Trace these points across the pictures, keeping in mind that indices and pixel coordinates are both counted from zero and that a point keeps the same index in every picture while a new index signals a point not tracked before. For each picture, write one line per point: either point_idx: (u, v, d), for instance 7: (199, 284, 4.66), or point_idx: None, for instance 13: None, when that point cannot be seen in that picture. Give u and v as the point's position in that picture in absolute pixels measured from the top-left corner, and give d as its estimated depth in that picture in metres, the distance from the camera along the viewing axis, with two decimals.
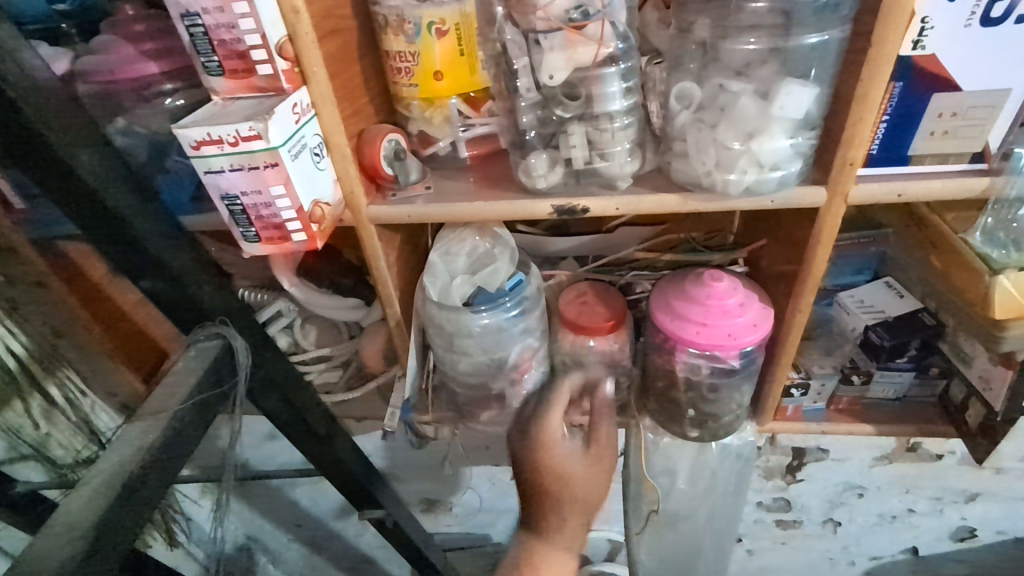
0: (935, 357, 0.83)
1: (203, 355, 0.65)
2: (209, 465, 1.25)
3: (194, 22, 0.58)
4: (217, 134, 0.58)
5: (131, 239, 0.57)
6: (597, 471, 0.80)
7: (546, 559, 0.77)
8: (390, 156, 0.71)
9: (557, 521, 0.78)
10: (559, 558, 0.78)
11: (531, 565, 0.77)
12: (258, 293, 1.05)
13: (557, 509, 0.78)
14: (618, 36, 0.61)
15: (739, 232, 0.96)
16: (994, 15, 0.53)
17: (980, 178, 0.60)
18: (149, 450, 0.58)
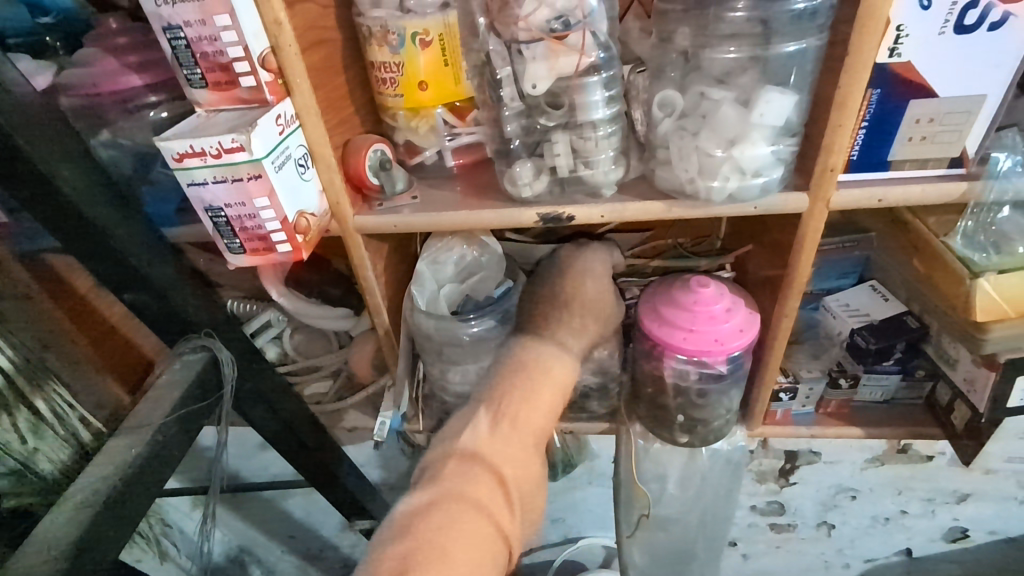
0: (921, 359, 0.84)
1: (188, 368, 0.65)
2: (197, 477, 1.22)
3: (176, 35, 0.58)
4: (200, 146, 0.57)
5: (114, 251, 0.57)
6: (610, 288, 0.85)
7: (536, 351, 0.76)
8: (376, 166, 0.72)
9: (555, 325, 0.80)
10: (548, 348, 0.77)
11: (538, 364, 0.75)
12: (245, 304, 1.03)
13: (562, 312, 0.81)
14: (599, 45, 0.61)
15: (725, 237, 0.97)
16: (967, 23, 0.53)
17: (957, 183, 0.61)
18: (131, 465, 0.57)
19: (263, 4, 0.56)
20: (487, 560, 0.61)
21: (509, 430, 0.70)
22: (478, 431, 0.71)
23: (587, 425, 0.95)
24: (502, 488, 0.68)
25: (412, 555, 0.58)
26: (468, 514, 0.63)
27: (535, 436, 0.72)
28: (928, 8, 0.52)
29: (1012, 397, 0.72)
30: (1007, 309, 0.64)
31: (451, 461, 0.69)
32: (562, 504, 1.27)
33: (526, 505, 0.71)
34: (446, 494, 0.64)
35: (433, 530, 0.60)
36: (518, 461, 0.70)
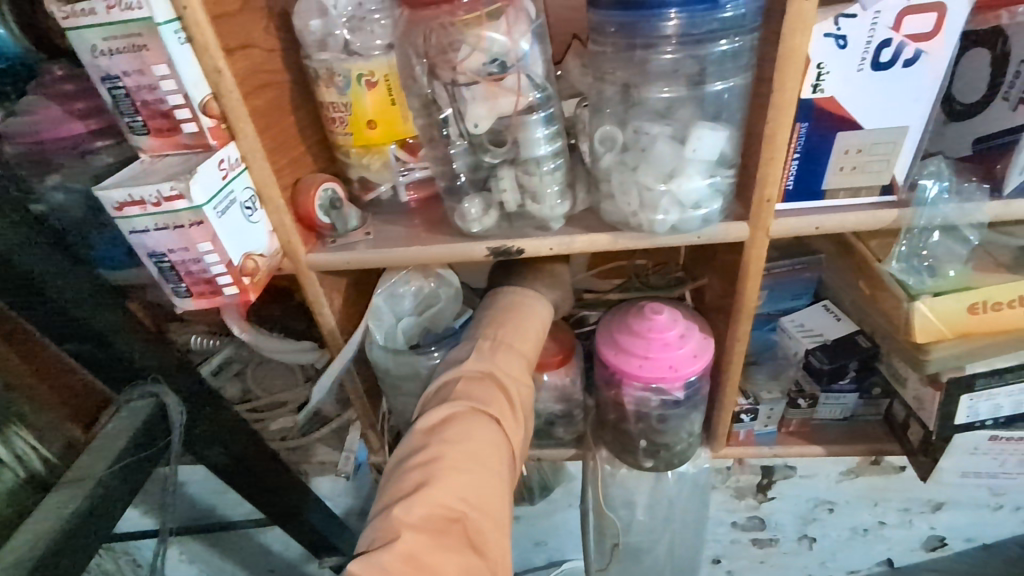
0: (876, 377, 0.85)
1: (134, 415, 0.64)
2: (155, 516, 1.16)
3: (115, 85, 0.59)
4: (140, 195, 0.58)
5: (50, 301, 0.58)
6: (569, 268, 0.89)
7: (518, 295, 0.79)
8: (326, 205, 0.72)
9: (529, 280, 0.83)
10: (528, 294, 0.80)
11: (521, 305, 0.77)
12: (207, 340, 1.00)
13: (532, 272, 0.84)
14: (536, 86, 0.63)
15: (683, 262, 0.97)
16: (883, 60, 0.56)
17: (889, 210, 0.63)
18: (69, 521, 0.56)
19: (201, 54, 0.56)
20: (506, 465, 0.59)
21: (507, 353, 0.70)
22: (480, 356, 0.69)
23: (553, 452, 0.95)
24: (511, 404, 0.65)
25: (438, 460, 0.55)
26: (484, 422, 0.60)
27: (528, 361, 0.72)
28: (844, 47, 0.55)
29: (960, 414, 0.73)
30: (945, 330, 0.66)
31: (461, 380, 0.66)
32: (541, 528, 1.26)
33: (529, 428, 0.69)
34: (463, 406, 0.61)
35: (454, 437, 0.57)
36: (520, 381, 0.68)
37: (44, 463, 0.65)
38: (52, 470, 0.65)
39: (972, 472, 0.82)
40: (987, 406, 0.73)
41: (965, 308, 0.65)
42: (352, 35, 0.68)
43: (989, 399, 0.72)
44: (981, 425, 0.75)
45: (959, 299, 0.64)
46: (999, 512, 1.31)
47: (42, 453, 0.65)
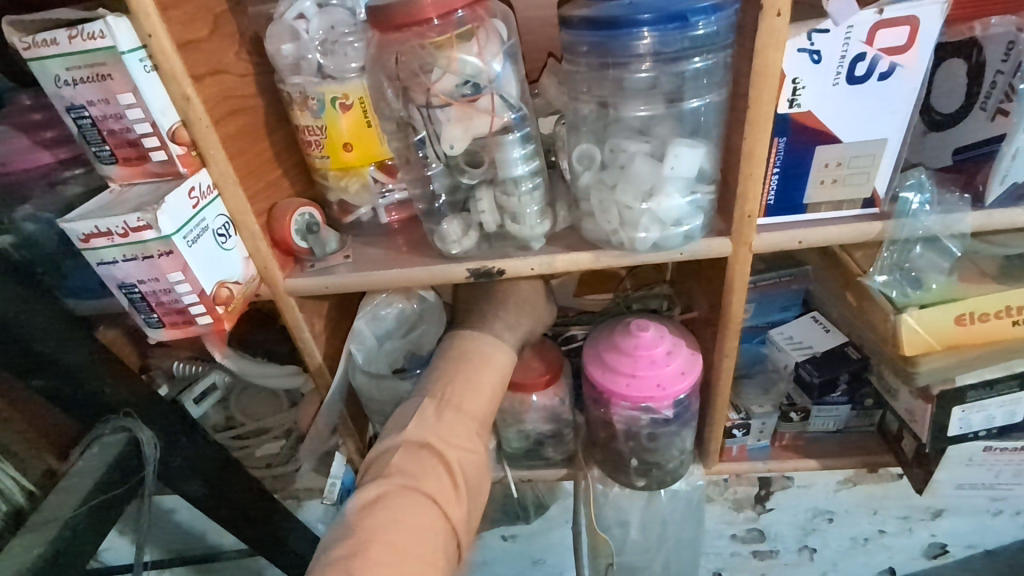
0: (868, 388, 0.84)
1: (106, 452, 0.63)
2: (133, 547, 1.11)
3: (81, 114, 0.58)
4: (106, 226, 0.57)
5: (15, 337, 0.56)
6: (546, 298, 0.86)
7: (473, 344, 0.75)
8: (302, 230, 0.70)
9: (491, 318, 0.79)
10: (485, 342, 0.75)
11: (475, 354, 0.74)
12: (191, 364, 0.97)
13: (498, 307, 0.80)
14: (511, 106, 0.62)
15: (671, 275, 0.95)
16: (858, 74, 0.55)
17: (871, 223, 0.62)
18: (31, 568, 0.55)
19: (168, 81, 0.55)
20: (439, 549, 0.59)
21: (454, 416, 0.68)
22: (424, 421, 0.68)
23: (544, 473, 0.93)
24: (451, 478, 0.65)
25: (361, 552, 0.55)
26: (416, 504, 0.61)
27: (479, 422, 0.70)
28: (819, 62, 0.54)
29: (952, 426, 0.72)
30: (932, 342, 0.65)
31: (400, 452, 0.66)
32: (536, 546, 1.23)
33: (478, 493, 0.69)
34: (395, 486, 0.62)
35: (381, 523, 0.58)
36: (465, 449, 0.67)
37: (24, 494, 0.66)
38: (32, 500, 0.66)
39: (968, 483, 0.81)
40: (979, 418, 0.72)
41: (952, 319, 0.64)
42: (324, 58, 0.67)
43: (981, 411, 0.71)
44: (974, 437, 0.73)
45: (945, 310, 0.64)
46: (998, 517, 1.29)
47: (21, 484, 0.66)
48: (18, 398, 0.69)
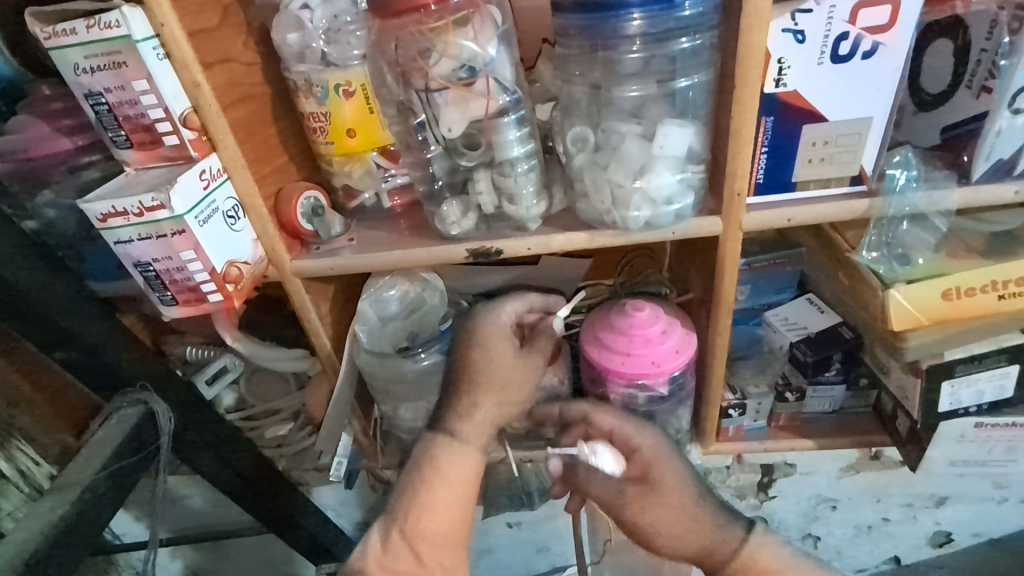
0: (862, 368, 0.85)
1: (123, 422, 0.66)
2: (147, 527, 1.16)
3: (98, 101, 0.61)
4: (123, 206, 0.61)
5: (39, 311, 0.59)
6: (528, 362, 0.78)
7: (426, 451, 0.74)
8: (308, 213, 0.73)
9: (451, 415, 0.76)
10: (438, 448, 0.74)
11: (425, 464, 0.73)
12: (202, 350, 1.00)
13: (460, 400, 0.76)
14: (506, 89, 0.64)
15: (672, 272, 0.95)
16: (842, 53, 0.57)
17: (859, 200, 0.64)
18: (55, 527, 0.59)
19: (179, 68, 0.58)
20: None
21: (399, 539, 0.71)
22: (375, 547, 0.72)
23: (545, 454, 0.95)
24: None
25: None
26: None
27: (433, 543, 0.71)
28: (803, 42, 0.56)
29: (942, 402, 0.73)
30: (920, 317, 0.66)
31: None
32: (540, 531, 1.25)
33: None
34: None
35: None
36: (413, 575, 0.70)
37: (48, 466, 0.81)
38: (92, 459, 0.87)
39: (961, 460, 0.83)
40: (970, 393, 0.73)
41: (939, 294, 0.65)
42: (328, 47, 0.69)
43: (971, 386, 0.72)
44: (965, 413, 0.75)
45: (931, 285, 0.65)
46: (1003, 505, 1.27)
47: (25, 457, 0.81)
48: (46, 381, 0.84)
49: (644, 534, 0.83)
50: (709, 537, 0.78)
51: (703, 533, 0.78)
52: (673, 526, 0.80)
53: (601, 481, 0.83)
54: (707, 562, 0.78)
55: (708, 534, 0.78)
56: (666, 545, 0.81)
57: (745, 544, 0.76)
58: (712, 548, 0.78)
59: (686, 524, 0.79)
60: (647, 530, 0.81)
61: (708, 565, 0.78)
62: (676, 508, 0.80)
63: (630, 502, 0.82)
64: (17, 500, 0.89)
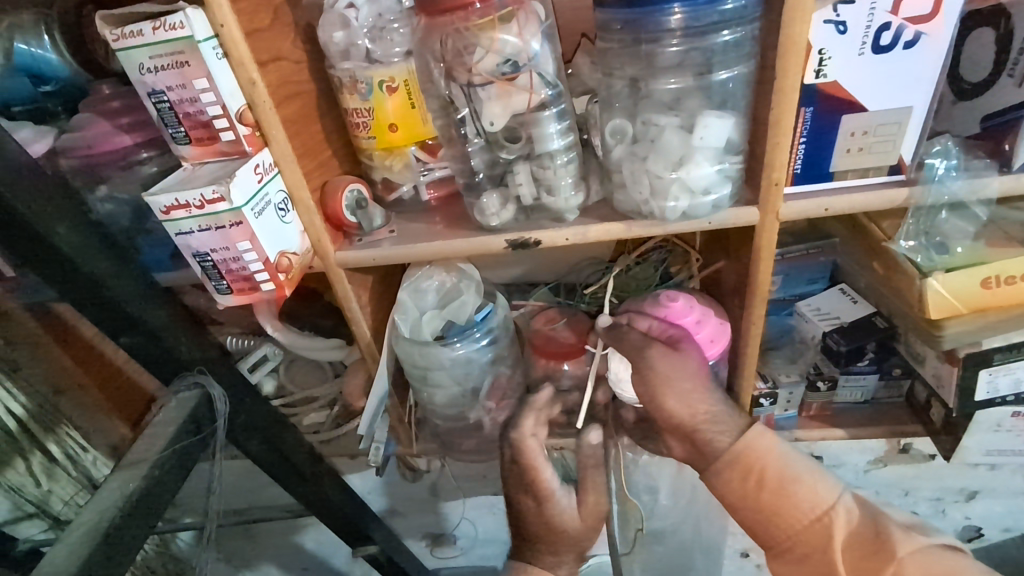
0: (895, 358, 0.85)
1: (183, 405, 0.70)
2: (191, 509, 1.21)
3: (160, 99, 0.64)
4: (185, 199, 0.64)
5: (109, 299, 0.63)
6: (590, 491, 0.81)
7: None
8: (352, 205, 0.75)
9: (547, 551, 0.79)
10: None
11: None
12: (243, 339, 1.05)
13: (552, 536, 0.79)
14: (547, 83, 0.67)
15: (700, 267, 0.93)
16: (884, 43, 0.57)
17: (899, 189, 0.64)
18: (129, 499, 0.63)
19: (236, 67, 0.61)
20: None
21: None
22: None
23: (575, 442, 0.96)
24: None
25: None
26: None
27: None
28: (845, 33, 0.57)
29: (979, 390, 0.74)
30: (958, 306, 0.67)
31: None
32: None
33: None
34: None
35: None
36: None
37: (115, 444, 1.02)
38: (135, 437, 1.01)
39: (996, 450, 0.83)
40: (1007, 382, 0.73)
41: (978, 283, 0.66)
42: (373, 44, 0.72)
43: (1008, 374, 0.73)
44: (1001, 402, 0.75)
45: (970, 274, 0.65)
46: None
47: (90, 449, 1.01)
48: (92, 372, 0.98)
49: (647, 393, 0.73)
50: (713, 411, 0.72)
51: (706, 406, 0.72)
52: (682, 385, 0.72)
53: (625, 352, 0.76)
54: (708, 435, 0.71)
55: (715, 412, 0.72)
56: (667, 406, 0.72)
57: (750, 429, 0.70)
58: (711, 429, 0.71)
59: (696, 385, 0.72)
60: (654, 394, 0.73)
61: (702, 439, 0.72)
62: (691, 371, 0.73)
63: (649, 356, 0.74)
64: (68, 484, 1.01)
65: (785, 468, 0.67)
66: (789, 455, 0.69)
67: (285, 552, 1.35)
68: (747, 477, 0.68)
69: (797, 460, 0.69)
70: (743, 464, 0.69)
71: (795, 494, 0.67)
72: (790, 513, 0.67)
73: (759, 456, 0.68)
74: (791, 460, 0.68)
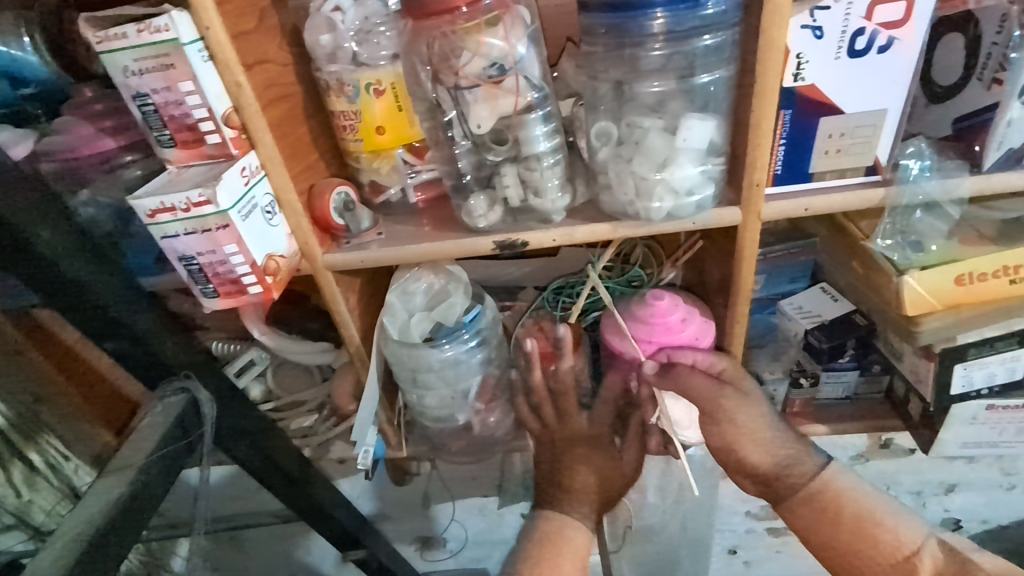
0: (875, 354, 0.87)
1: (169, 409, 0.69)
2: (178, 518, 1.19)
3: (144, 102, 0.64)
4: (171, 202, 0.64)
5: (93, 304, 0.62)
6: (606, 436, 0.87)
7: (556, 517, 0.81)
8: (339, 207, 0.75)
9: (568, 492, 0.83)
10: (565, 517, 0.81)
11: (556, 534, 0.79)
12: (229, 344, 1.05)
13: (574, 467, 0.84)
14: (533, 86, 0.67)
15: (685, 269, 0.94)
16: (858, 48, 0.59)
17: (875, 189, 0.66)
18: (115, 505, 0.62)
19: (222, 69, 0.61)
20: None
21: None
22: None
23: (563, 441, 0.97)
24: None
25: None
26: None
27: None
28: (821, 38, 0.58)
29: (954, 384, 0.76)
30: (933, 302, 0.69)
31: None
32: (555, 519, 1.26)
33: None
34: None
35: None
36: None
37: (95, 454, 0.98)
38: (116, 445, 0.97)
39: (972, 442, 0.86)
40: (981, 376, 0.76)
41: (952, 280, 0.68)
42: (359, 47, 0.72)
43: (982, 368, 0.75)
44: (976, 395, 0.78)
45: (944, 272, 0.68)
46: (1012, 492, 1.24)
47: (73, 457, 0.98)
48: (76, 377, 0.97)
49: (725, 443, 0.80)
50: (790, 456, 0.79)
51: (783, 451, 0.80)
52: (755, 432, 0.79)
53: (694, 400, 0.79)
54: (788, 479, 0.78)
55: (789, 453, 0.80)
56: (748, 456, 0.79)
57: (826, 470, 0.78)
58: (789, 471, 0.79)
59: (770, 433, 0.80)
60: (730, 443, 0.80)
61: (781, 480, 0.79)
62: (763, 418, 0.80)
63: (724, 406, 0.79)
64: (51, 496, 0.98)
65: (863, 510, 0.74)
66: (866, 497, 0.75)
67: (272, 560, 1.33)
68: (825, 517, 0.75)
69: (875, 501, 0.75)
70: (821, 503, 0.76)
71: (877, 533, 0.72)
72: (875, 553, 0.72)
73: (836, 498, 0.76)
74: (872, 503, 0.75)
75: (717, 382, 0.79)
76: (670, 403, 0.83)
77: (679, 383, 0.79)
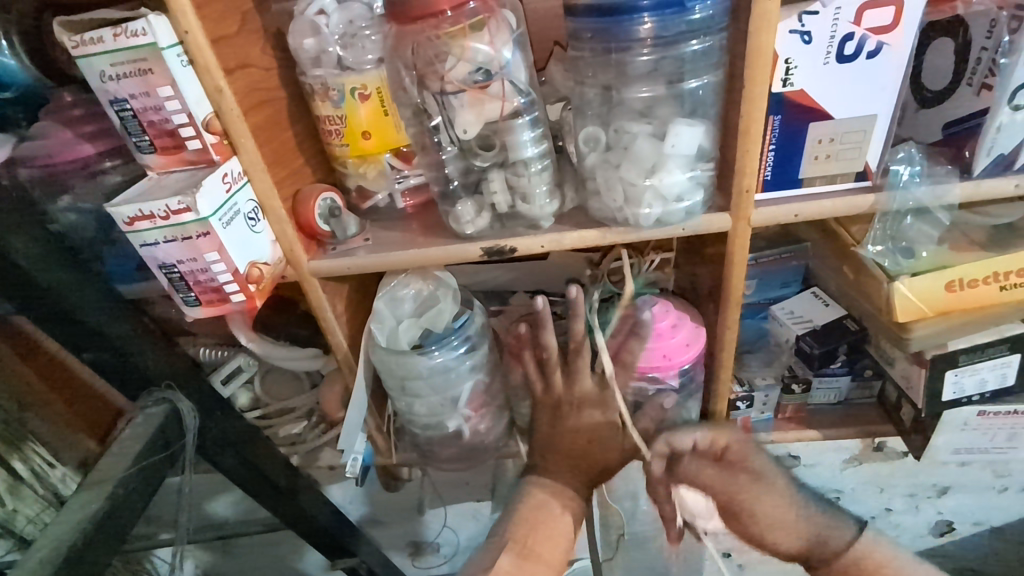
0: (866, 359, 0.87)
1: (150, 420, 0.68)
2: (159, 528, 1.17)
3: (123, 107, 0.63)
4: (150, 210, 0.62)
5: (69, 314, 0.61)
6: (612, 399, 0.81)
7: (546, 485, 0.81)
8: (325, 214, 0.74)
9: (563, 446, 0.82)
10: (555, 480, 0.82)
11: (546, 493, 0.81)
12: (216, 351, 1.02)
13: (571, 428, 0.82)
14: (520, 91, 0.66)
15: (676, 275, 0.93)
16: (847, 53, 0.59)
17: (865, 195, 0.65)
18: (91, 520, 0.61)
19: (202, 74, 0.60)
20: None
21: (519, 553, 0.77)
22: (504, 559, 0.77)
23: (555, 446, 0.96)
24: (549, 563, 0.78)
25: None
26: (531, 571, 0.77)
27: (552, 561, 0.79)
28: (809, 43, 0.58)
29: (946, 391, 0.76)
30: (924, 308, 0.68)
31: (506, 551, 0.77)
32: None
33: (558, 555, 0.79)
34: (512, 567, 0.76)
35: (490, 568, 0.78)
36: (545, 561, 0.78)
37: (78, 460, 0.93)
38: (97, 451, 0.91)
39: (963, 448, 0.85)
40: (972, 382, 0.75)
41: (943, 286, 0.67)
42: (344, 51, 0.71)
43: (973, 375, 0.75)
44: (967, 401, 0.77)
45: (935, 278, 0.67)
46: (1004, 494, 1.23)
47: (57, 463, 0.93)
48: (60, 384, 0.94)
49: (747, 531, 0.88)
50: (821, 524, 0.85)
51: (808, 530, 0.85)
52: (773, 511, 0.85)
53: (713, 495, 0.86)
54: (830, 548, 0.84)
55: (814, 529, 0.85)
56: (773, 540, 0.86)
57: (858, 541, 0.84)
58: (825, 540, 0.84)
59: (784, 509, 0.86)
60: (761, 532, 0.86)
61: (827, 547, 0.84)
62: (781, 496, 0.86)
63: (739, 498, 0.85)
64: (35, 503, 0.93)
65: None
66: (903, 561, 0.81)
67: (262, 568, 1.32)
68: None
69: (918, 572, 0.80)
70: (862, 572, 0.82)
71: None
72: None
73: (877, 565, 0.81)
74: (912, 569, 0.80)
75: (723, 464, 0.85)
76: (686, 493, 0.90)
77: (687, 475, 0.85)
